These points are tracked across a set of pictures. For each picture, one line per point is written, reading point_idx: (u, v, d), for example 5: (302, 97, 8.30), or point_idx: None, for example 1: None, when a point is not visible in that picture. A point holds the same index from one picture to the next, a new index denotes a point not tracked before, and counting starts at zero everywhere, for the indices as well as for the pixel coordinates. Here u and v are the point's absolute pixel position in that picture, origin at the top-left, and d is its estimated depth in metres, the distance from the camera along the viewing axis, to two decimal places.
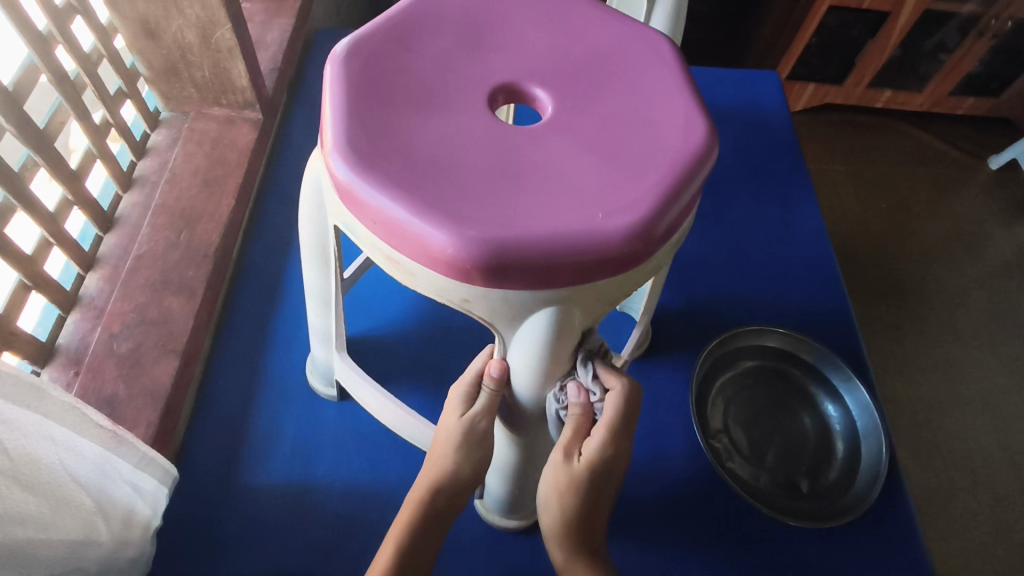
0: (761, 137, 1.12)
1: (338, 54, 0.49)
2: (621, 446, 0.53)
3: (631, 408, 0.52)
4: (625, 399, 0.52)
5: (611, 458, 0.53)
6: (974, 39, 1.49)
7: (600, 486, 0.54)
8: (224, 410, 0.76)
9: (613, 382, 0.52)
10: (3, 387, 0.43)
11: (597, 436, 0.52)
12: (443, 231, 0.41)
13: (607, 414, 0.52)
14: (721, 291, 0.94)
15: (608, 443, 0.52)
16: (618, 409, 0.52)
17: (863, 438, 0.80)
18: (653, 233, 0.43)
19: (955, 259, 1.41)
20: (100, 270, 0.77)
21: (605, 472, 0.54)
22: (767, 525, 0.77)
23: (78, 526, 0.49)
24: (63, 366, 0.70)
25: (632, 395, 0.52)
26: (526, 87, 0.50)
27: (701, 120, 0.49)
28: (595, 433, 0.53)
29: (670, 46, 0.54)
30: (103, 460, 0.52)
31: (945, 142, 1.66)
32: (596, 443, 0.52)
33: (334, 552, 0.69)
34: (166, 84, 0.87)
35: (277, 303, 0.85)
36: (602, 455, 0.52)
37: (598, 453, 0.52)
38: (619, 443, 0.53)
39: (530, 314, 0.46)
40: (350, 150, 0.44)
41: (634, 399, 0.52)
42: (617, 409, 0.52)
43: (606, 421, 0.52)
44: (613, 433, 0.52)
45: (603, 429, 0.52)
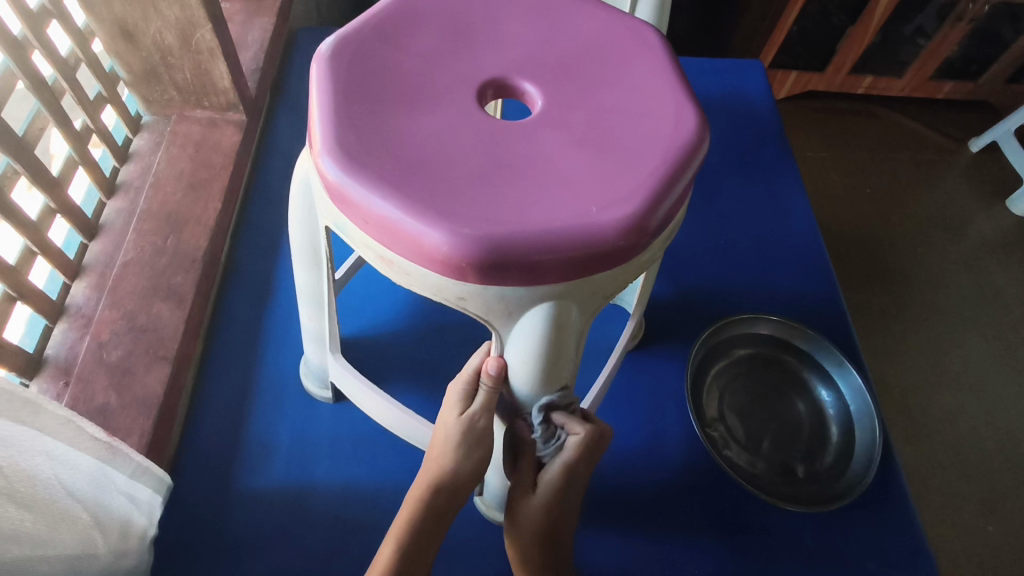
0: (746, 126, 1.12)
1: (324, 52, 0.48)
2: (577, 476, 0.57)
3: (588, 453, 0.56)
4: (583, 445, 0.55)
5: (566, 486, 0.57)
6: (952, 23, 1.50)
7: (559, 509, 0.58)
8: (218, 415, 0.76)
9: (575, 430, 0.55)
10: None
11: (553, 469, 0.57)
12: (437, 229, 0.41)
13: (562, 454, 0.56)
14: (712, 280, 0.95)
15: (561, 479, 0.56)
16: (575, 450, 0.55)
17: (856, 422, 0.80)
18: (648, 225, 0.43)
19: (939, 241, 1.43)
20: (86, 278, 0.76)
21: (563, 498, 0.58)
22: (764, 510, 0.77)
23: (76, 542, 0.48)
24: (51, 377, 0.68)
25: (590, 441, 0.55)
26: (515, 81, 0.50)
27: (691, 110, 0.49)
28: (552, 464, 0.57)
29: (658, 37, 0.54)
30: (100, 471, 0.51)
31: (925, 126, 1.68)
32: (551, 476, 0.57)
33: (334, 554, 0.69)
34: (147, 88, 0.85)
35: (267, 306, 0.84)
36: (557, 485, 0.57)
37: (554, 481, 0.57)
38: (576, 474, 0.57)
39: (527, 309, 0.45)
40: (339, 150, 0.44)
41: (589, 447, 0.55)
42: (574, 451, 0.55)
43: (562, 458, 0.56)
44: (567, 471, 0.56)
45: (560, 465, 0.56)
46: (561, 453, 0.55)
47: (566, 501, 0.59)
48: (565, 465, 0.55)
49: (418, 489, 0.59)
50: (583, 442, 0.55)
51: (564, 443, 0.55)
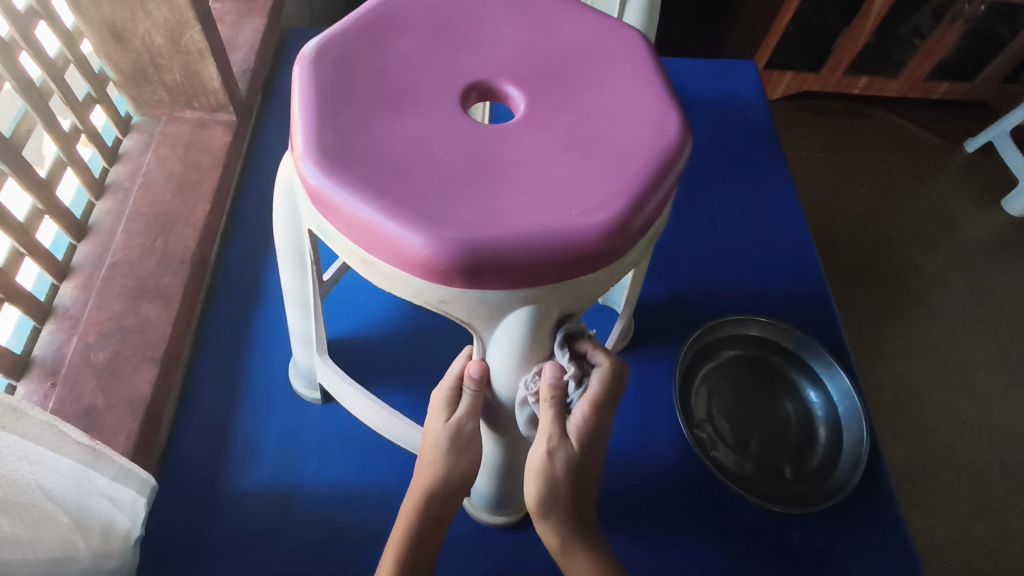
0: (738, 127, 1.13)
1: (307, 56, 0.48)
2: (603, 420, 0.53)
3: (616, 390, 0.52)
4: (611, 379, 0.52)
5: (593, 432, 0.53)
6: (948, 25, 1.50)
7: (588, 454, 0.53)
8: (207, 417, 0.76)
9: (598, 361, 0.52)
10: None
11: (581, 412, 0.52)
12: (418, 233, 0.41)
13: (592, 392, 0.51)
14: (702, 281, 0.95)
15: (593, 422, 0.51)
16: (602, 388, 0.51)
17: (844, 423, 0.81)
18: (630, 229, 0.43)
19: (932, 241, 1.44)
20: (74, 279, 0.76)
21: (587, 450, 0.53)
22: (753, 511, 0.78)
23: (57, 545, 0.48)
24: (39, 379, 0.69)
25: (618, 373, 0.52)
26: (499, 85, 0.50)
27: (674, 113, 0.49)
28: (579, 408, 0.52)
29: (642, 40, 0.54)
30: (82, 475, 0.52)
31: (919, 126, 1.68)
32: (580, 420, 0.52)
33: (322, 554, 0.69)
34: (136, 88, 0.85)
35: (257, 307, 0.84)
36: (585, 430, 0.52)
37: (584, 429, 0.52)
38: (601, 417, 0.53)
39: (508, 313, 0.46)
40: (321, 154, 0.44)
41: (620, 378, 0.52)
42: (603, 387, 0.52)
43: (590, 399, 0.51)
44: (597, 412, 0.52)
45: (586, 404, 0.51)
46: (594, 391, 0.51)
47: (590, 448, 0.54)
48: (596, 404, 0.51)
49: (412, 499, 0.59)
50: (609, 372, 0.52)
51: (593, 379, 0.51)
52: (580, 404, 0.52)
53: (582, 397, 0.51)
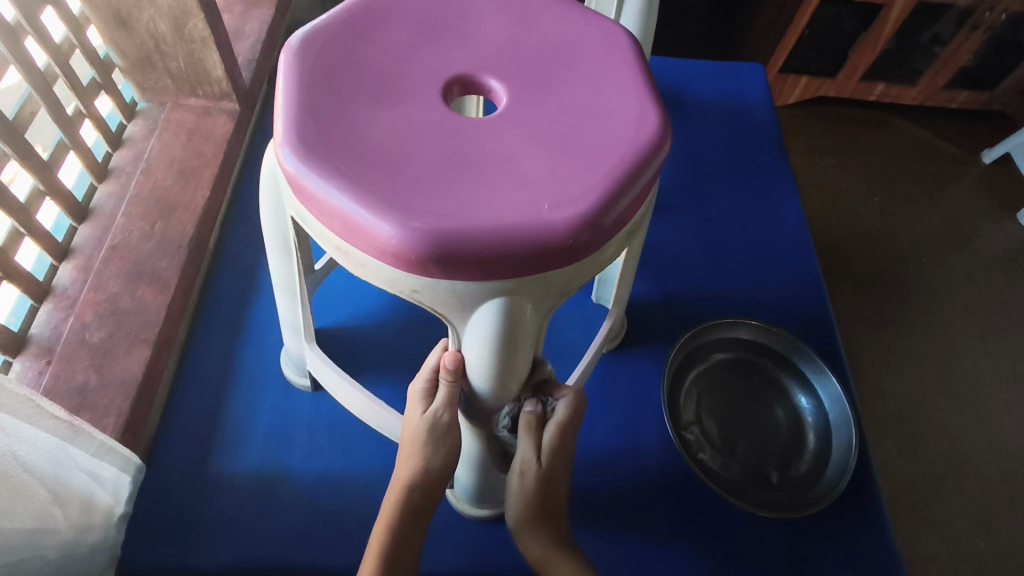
0: (743, 131, 1.12)
1: (293, 45, 0.49)
2: (570, 442, 0.59)
3: (579, 414, 0.58)
4: (574, 406, 0.58)
5: (561, 453, 0.58)
6: (968, 32, 1.49)
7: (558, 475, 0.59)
8: (198, 401, 0.77)
9: (562, 392, 0.58)
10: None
11: (551, 434, 0.58)
12: (389, 222, 0.41)
13: (559, 417, 0.57)
14: (698, 283, 0.94)
15: (559, 443, 0.57)
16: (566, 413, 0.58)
17: (834, 430, 0.80)
18: (602, 224, 0.44)
19: (943, 252, 1.42)
20: (74, 260, 0.77)
21: (556, 467, 0.59)
22: (738, 516, 0.77)
23: (32, 516, 0.51)
24: (35, 356, 0.70)
25: (580, 402, 0.58)
26: (481, 78, 0.50)
27: (655, 112, 0.49)
28: (547, 431, 0.58)
29: (629, 37, 0.54)
30: (60, 450, 0.53)
31: (935, 135, 1.65)
32: (548, 442, 0.58)
33: (304, 539, 0.70)
34: (141, 75, 0.87)
35: (252, 293, 0.85)
36: (555, 449, 0.57)
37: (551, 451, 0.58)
38: (567, 439, 0.58)
39: (480, 305, 0.46)
40: (299, 142, 0.44)
41: (581, 406, 0.58)
42: (565, 415, 0.57)
43: (554, 425, 0.57)
44: (563, 435, 0.58)
45: (554, 430, 0.57)
46: (557, 415, 0.57)
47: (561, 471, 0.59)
48: (562, 428, 0.57)
49: (394, 491, 0.59)
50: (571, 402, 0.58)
51: (556, 406, 0.57)
52: (549, 427, 0.57)
53: (550, 422, 0.58)
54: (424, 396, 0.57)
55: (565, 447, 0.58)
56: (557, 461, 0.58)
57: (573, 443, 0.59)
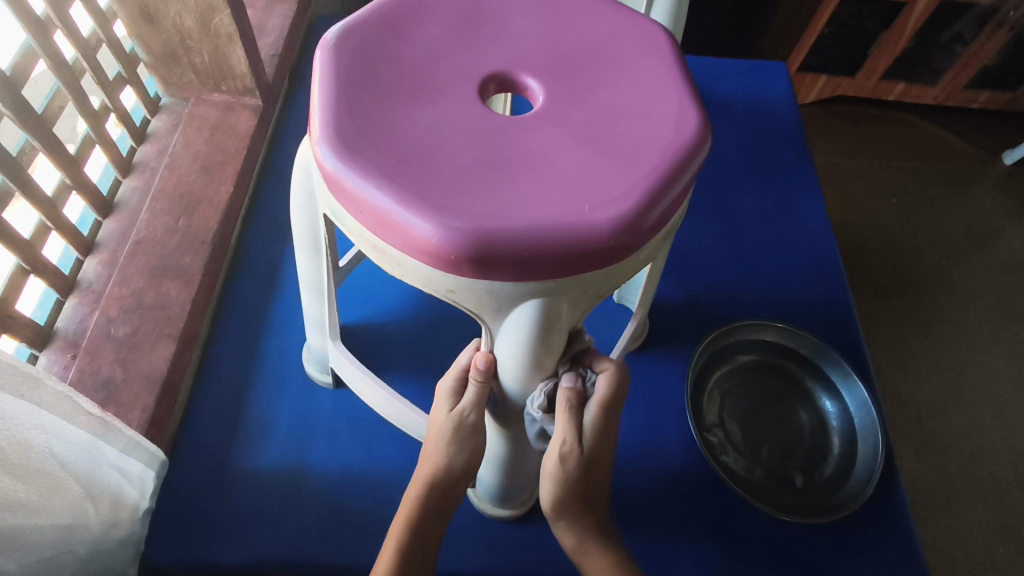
0: (766, 130, 1.11)
1: (328, 41, 0.49)
2: (611, 423, 0.55)
3: (621, 394, 0.55)
4: (617, 385, 0.54)
5: (602, 434, 0.55)
6: (992, 31, 1.46)
7: (597, 458, 0.56)
8: (221, 395, 0.77)
9: (605, 367, 0.54)
10: (3, 377, 0.43)
11: (591, 414, 0.54)
12: (428, 221, 0.41)
13: (600, 396, 0.54)
14: (720, 284, 0.93)
15: (603, 421, 0.54)
16: (608, 392, 0.54)
17: (859, 435, 0.79)
18: (641, 226, 0.43)
19: (963, 254, 1.40)
20: (99, 254, 0.77)
21: (597, 447, 0.55)
22: (761, 520, 0.76)
23: (68, 512, 0.51)
24: (61, 350, 0.70)
25: (622, 376, 0.54)
26: (518, 76, 0.49)
27: (695, 111, 0.48)
28: (588, 411, 0.54)
29: (666, 36, 0.53)
30: (93, 446, 0.54)
31: (957, 136, 1.63)
32: (590, 421, 0.54)
33: (326, 537, 0.69)
34: (166, 70, 0.87)
35: (275, 290, 0.85)
36: (597, 428, 0.54)
37: (594, 430, 0.54)
38: (608, 419, 0.55)
39: (516, 306, 0.45)
40: (337, 139, 0.44)
41: (624, 383, 0.54)
42: (607, 392, 0.54)
43: (597, 403, 0.54)
44: (605, 414, 0.54)
45: (596, 409, 0.54)
46: (599, 391, 0.53)
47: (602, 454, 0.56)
48: (605, 405, 0.53)
49: (415, 490, 0.59)
50: (613, 379, 0.54)
51: (597, 384, 0.54)
52: (590, 406, 0.54)
53: (590, 400, 0.54)
54: (450, 390, 0.57)
55: (606, 427, 0.55)
56: (600, 441, 0.55)
57: (615, 424, 0.56)
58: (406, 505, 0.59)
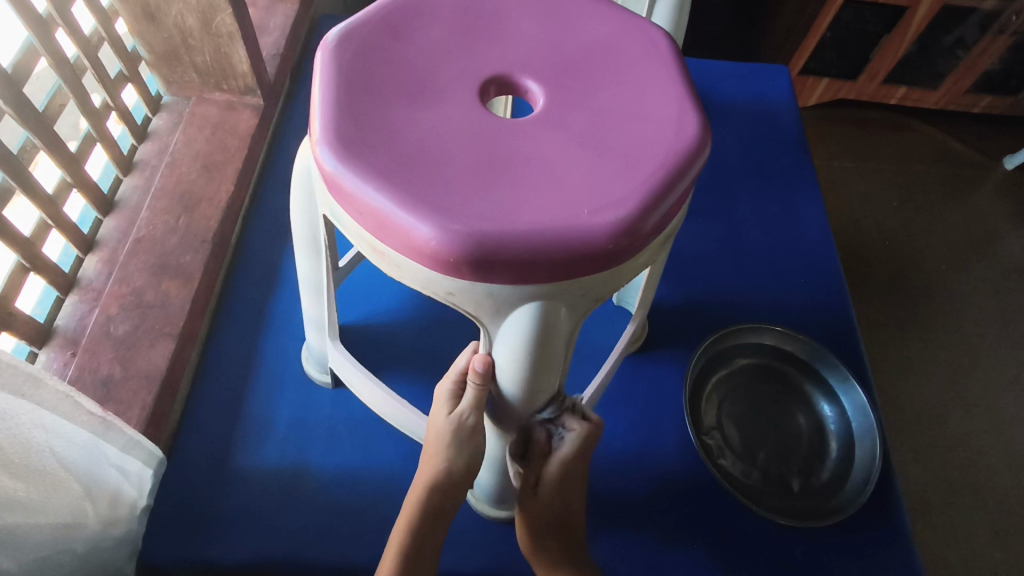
0: (766, 133, 1.11)
1: (330, 42, 0.49)
2: (574, 475, 0.61)
3: (588, 448, 0.60)
4: (585, 440, 0.59)
5: (563, 481, 0.61)
6: (994, 35, 1.47)
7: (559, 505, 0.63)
8: (220, 394, 0.77)
9: (575, 426, 0.59)
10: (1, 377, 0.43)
11: (552, 467, 0.60)
12: (427, 224, 0.41)
13: (562, 453, 0.59)
14: (719, 287, 0.93)
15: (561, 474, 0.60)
16: (573, 449, 0.59)
17: (857, 439, 0.79)
18: (640, 229, 0.43)
19: (962, 258, 1.40)
20: (99, 252, 0.78)
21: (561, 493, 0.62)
22: (758, 523, 0.76)
23: (67, 511, 0.51)
24: (60, 347, 0.70)
25: (589, 437, 0.59)
26: (519, 79, 0.50)
27: (695, 116, 0.48)
28: (551, 462, 0.60)
29: (667, 39, 0.54)
30: (95, 446, 0.54)
31: (957, 140, 1.63)
32: (551, 471, 0.60)
33: (324, 536, 0.70)
34: (168, 68, 0.87)
35: (274, 289, 0.85)
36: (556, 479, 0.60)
37: (554, 479, 0.61)
38: (576, 464, 0.60)
39: (515, 309, 0.46)
40: (337, 140, 0.44)
41: (590, 439, 0.59)
42: (569, 451, 0.59)
43: (560, 458, 0.59)
44: (565, 466, 0.60)
45: (556, 464, 0.60)
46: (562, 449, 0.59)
47: (566, 501, 0.63)
48: (564, 462, 0.59)
49: (416, 493, 0.59)
50: (580, 439, 0.59)
51: (563, 439, 0.59)
52: (551, 459, 0.60)
53: (554, 455, 0.60)
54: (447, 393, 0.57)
55: (567, 477, 0.61)
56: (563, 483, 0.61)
57: (579, 476, 0.62)
58: (405, 506, 0.60)
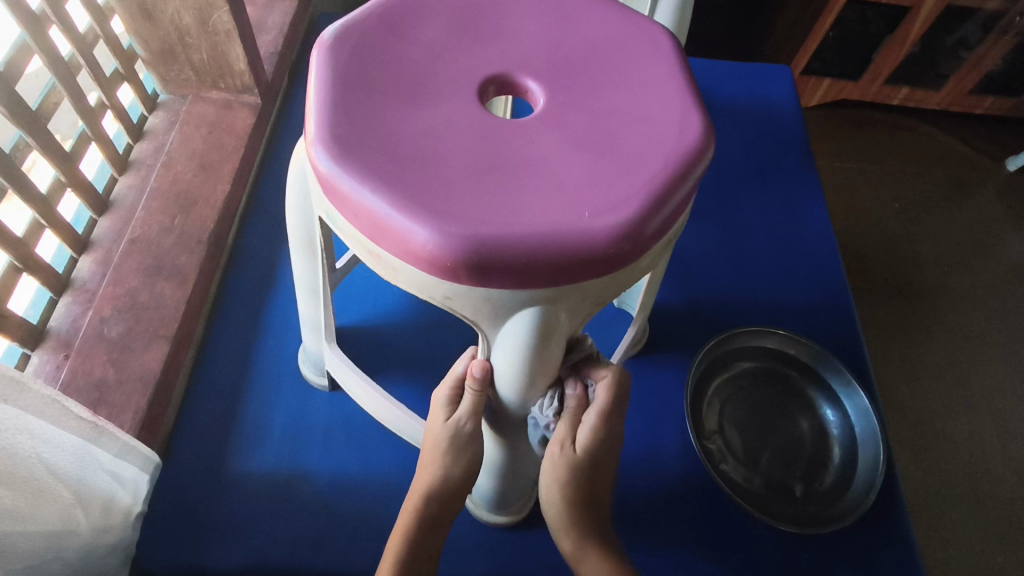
0: (768, 134, 1.10)
1: (326, 40, 0.48)
2: (611, 432, 0.56)
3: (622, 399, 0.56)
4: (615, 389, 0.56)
5: (601, 440, 0.56)
6: (997, 36, 1.46)
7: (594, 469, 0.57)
8: (215, 397, 0.76)
9: (604, 375, 0.56)
10: None
11: (590, 422, 0.55)
12: (424, 227, 0.40)
13: (599, 403, 0.55)
14: (721, 290, 0.92)
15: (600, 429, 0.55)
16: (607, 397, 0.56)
17: (861, 444, 0.78)
18: (643, 233, 0.42)
19: (965, 260, 1.39)
20: (93, 253, 0.77)
21: (597, 457, 0.57)
22: (760, 529, 0.75)
23: (58, 519, 0.51)
24: (53, 349, 0.69)
25: (621, 385, 0.56)
26: (519, 78, 0.49)
27: (698, 116, 0.47)
28: (586, 418, 0.56)
29: (670, 38, 0.52)
30: (85, 451, 0.53)
31: (961, 141, 1.62)
32: (588, 428, 0.55)
33: (319, 541, 0.69)
34: (164, 67, 0.86)
35: (270, 290, 0.84)
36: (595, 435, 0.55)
37: (592, 438, 0.55)
38: (610, 420, 0.56)
39: (513, 313, 0.45)
40: (332, 141, 0.43)
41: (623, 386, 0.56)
42: (605, 400, 0.55)
43: (598, 409, 0.55)
44: (603, 419, 0.55)
45: (594, 418, 0.55)
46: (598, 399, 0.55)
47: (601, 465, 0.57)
48: (604, 413, 0.55)
49: (412, 500, 0.58)
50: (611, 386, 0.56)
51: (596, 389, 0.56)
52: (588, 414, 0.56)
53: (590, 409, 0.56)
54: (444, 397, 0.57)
55: (605, 434, 0.56)
56: (599, 449, 0.56)
57: (616, 435, 0.57)
58: (402, 513, 0.59)
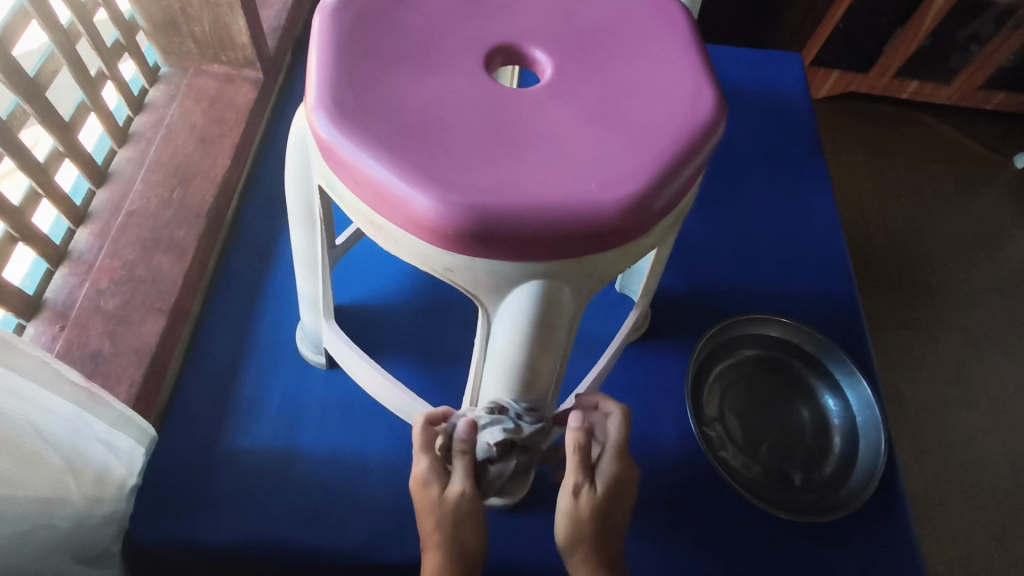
0: (775, 121, 1.08)
1: (329, 5, 0.47)
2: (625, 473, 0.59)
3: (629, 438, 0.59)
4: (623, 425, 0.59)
5: (619, 480, 0.58)
6: (1008, 33, 1.43)
7: (611, 510, 0.57)
8: (211, 373, 0.75)
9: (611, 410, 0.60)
10: None
11: (608, 460, 0.58)
12: (427, 195, 0.39)
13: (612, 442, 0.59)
14: (726, 277, 0.91)
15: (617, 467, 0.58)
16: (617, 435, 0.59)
17: (862, 434, 0.77)
18: (650, 207, 0.41)
19: (973, 257, 1.37)
20: (91, 225, 0.76)
21: (613, 498, 0.58)
22: (757, 517, 0.75)
23: (47, 485, 0.50)
24: (49, 321, 0.69)
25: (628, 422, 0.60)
26: (526, 48, 0.47)
27: (710, 91, 0.46)
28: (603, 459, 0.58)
29: (682, 11, 0.51)
30: (78, 418, 0.52)
31: (970, 136, 1.60)
32: (607, 469, 0.58)
33: (314, 519, 0.68)
34: (165, 39, 0.85)
35: (269, 267, 0.83)
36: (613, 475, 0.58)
37: (609, 476, 0.57)
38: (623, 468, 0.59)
39: (516, 285, 0.44)
40: (334, 106, 0.42)
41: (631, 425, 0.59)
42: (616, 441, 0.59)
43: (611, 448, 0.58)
44: (619, 458, 0.58)
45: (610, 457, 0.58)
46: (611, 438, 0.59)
47: (617, 505, 0.58)
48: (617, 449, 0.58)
49: None
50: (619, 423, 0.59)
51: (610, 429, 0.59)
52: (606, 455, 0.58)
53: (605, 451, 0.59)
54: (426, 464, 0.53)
55: (619, 475, 0.58)
56: (614, 487, 0.57)
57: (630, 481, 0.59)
58: None
